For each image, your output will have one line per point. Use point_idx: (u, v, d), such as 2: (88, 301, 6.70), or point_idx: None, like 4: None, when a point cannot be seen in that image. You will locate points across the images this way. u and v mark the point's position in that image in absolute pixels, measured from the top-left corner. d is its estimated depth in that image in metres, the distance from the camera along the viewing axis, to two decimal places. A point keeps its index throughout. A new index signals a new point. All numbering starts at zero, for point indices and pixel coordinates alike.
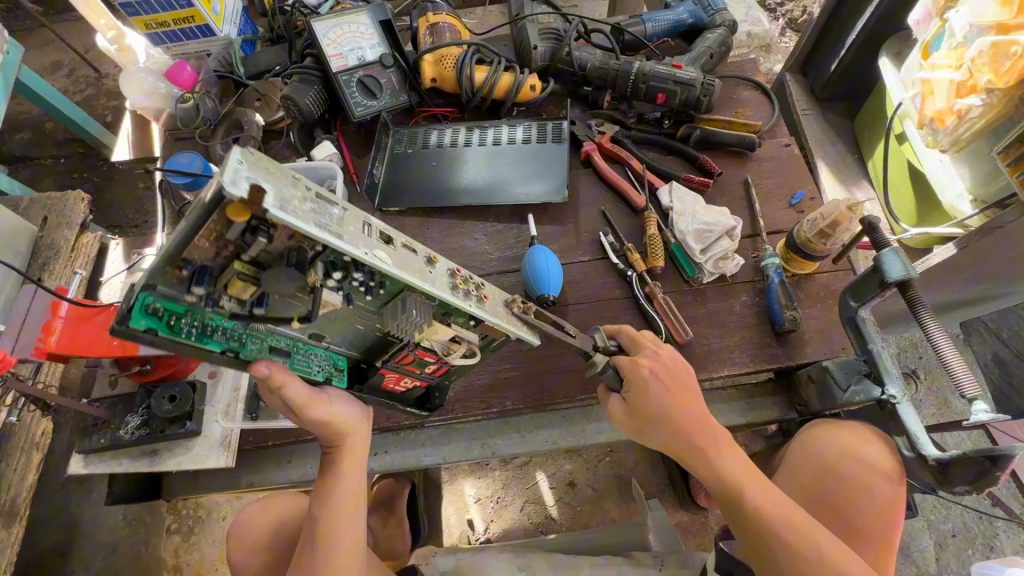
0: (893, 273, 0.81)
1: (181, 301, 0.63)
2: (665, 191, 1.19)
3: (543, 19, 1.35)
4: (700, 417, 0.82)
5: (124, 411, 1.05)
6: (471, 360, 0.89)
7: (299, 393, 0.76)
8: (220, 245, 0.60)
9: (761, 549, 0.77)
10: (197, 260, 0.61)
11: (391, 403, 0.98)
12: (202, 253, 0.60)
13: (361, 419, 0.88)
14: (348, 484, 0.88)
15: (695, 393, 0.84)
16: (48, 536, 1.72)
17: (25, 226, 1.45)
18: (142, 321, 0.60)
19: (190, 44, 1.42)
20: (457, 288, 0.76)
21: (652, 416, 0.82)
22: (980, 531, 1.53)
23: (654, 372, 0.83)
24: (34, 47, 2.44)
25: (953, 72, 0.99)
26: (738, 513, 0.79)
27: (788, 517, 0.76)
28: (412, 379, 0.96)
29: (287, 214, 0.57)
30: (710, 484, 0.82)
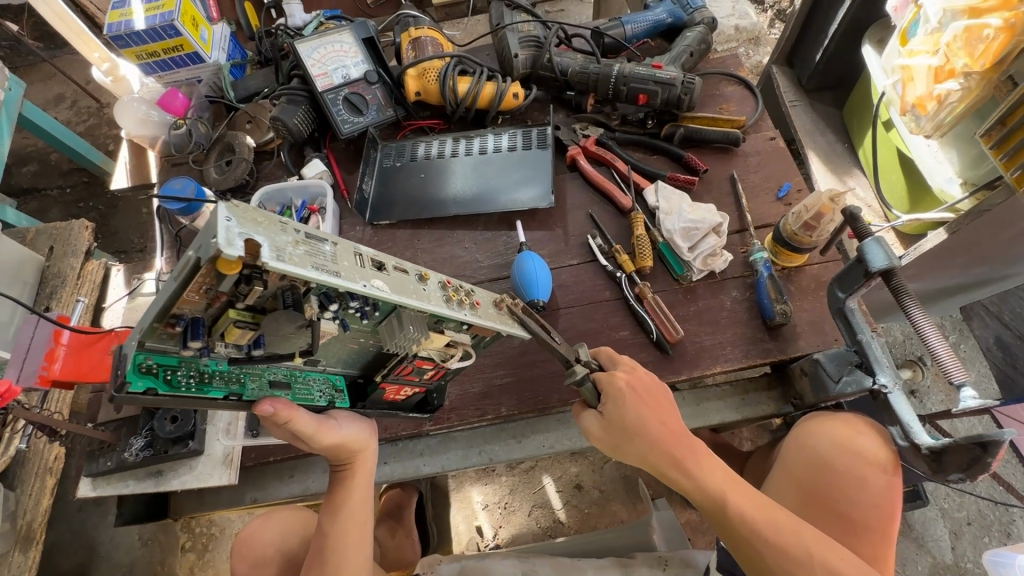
0: (876, 263, 0.81)
1: (174, 355, 0.68)
2: (651, 191, 1.19)
3: (523, 28, 1.36)
4: (675, 429, 0.83)
5: (128, 434, 1.07)
6: (467, 361, 0.90)
7: (307, 422, 0.79)
8: (210, 297, 0.62)
9: (750, 554, 0.78)
10: (189, 313, 0.63)
11: (393, 413, 1.00)
12: (192, 306, 0.62)
13: (368, 439, 0.89)
14: (356, 498, 0.90)
15: (669, 406, 0.85)
16: (68, 558, 1.76)
17: (32, 257, 1.50)
18: (139, 383, 0.65)
19: (181, 72, 1.46)
20: (451, 300, 0.77)
21: (628, 430, 0.83)
22: (995, 518, 1.50)
23: (630, 384, 0.84)
24: (37, 81, 2.51)
25: (930, 57, 0.99)
26: (725, 521, 0.79)
27: (773, 519, 0.77)
28: (411, 387, 0.96)
29: (285, 263, 0.58)
30: (694, 496, 0.82)
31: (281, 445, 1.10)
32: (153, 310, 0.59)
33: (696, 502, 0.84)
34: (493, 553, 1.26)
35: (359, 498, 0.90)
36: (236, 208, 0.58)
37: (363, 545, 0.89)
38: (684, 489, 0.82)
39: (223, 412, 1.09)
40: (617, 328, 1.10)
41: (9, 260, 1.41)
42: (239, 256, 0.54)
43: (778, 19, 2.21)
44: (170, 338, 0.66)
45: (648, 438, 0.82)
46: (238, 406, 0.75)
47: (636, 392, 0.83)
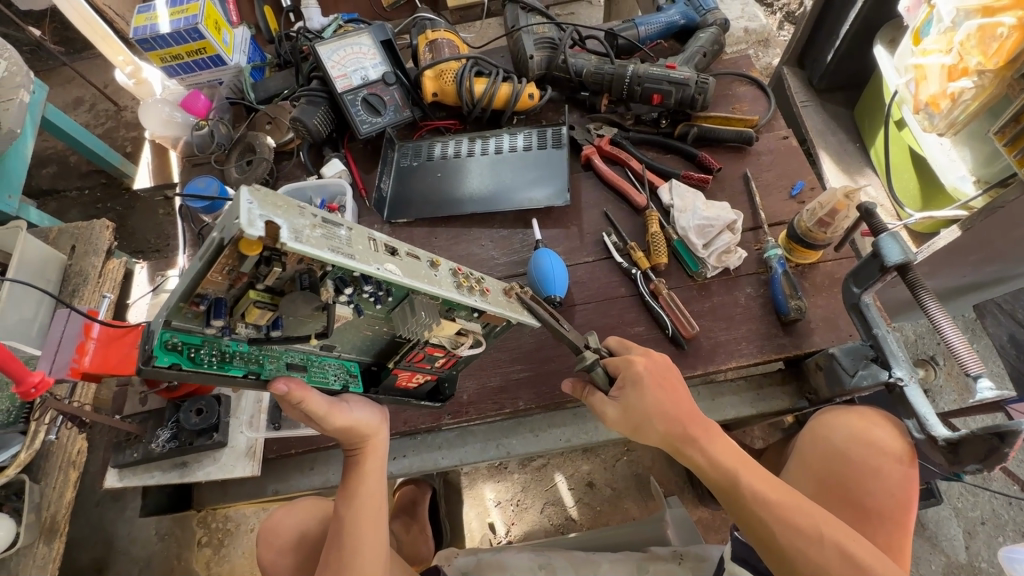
0: (892, 257, 0.82)
1: (198, 335, 0.71)
2: (666, 189, 1.21)
3: (538, 29, 1.38)
4: (689, 410, 0.85)
5: (154, 426, 1.09)
6: (478, 349, 0.91)
7: (319, 402, 0.80)
8: (233, 278, 0.65)
9: (762, 530, 0.78)
10: (212, 293, 0.66)
11: (406, 400, 1.02)
12: (216, 286, 0.65)
13: (380, 421, 0.91)
14: (370, 484, 0.91)
15: (683, 391, 0.87)
16: (87, 553, 1.79)
17: (56, 256, 1.53)
18: (165, 358, 0.68)
19: (203, 74, 1.49)
20: (461, 287, 0.79)
21: (646, 413, 0.84)
22: (1010, 517, 1.50)
23: (647, 367, 0.86)
24: (57, 85, 2.57)
25: (944, 56, 1.00)
26: (740, 502, 0.80)
27: (788, 503, 0.78)
28: (422, 374, 0.99)
29: (303, 245, 0.61)
30: (706, 474, 0.83)
31: (302, 437, 1.13)
32: (181, 287, 0.63)
33: (708, 481, 0.85)
34: (508, 547, 1.27)
35: (372, 483, 0.91)
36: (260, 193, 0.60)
37: (379, 531, 0.90)
38: (698, 467, 0.84)
39: (245, 406, 1.12)
40: (632, 324, 1.11)
41: (34, 258, 1.44)
42: (260, 237, 0.56)
43: (788, 21, 2.23)
44: (194, 318, 0.69)
45: (665, 420, 0.84)
46: (255, 384, 0.77)
47: (652, 375, 0.85)
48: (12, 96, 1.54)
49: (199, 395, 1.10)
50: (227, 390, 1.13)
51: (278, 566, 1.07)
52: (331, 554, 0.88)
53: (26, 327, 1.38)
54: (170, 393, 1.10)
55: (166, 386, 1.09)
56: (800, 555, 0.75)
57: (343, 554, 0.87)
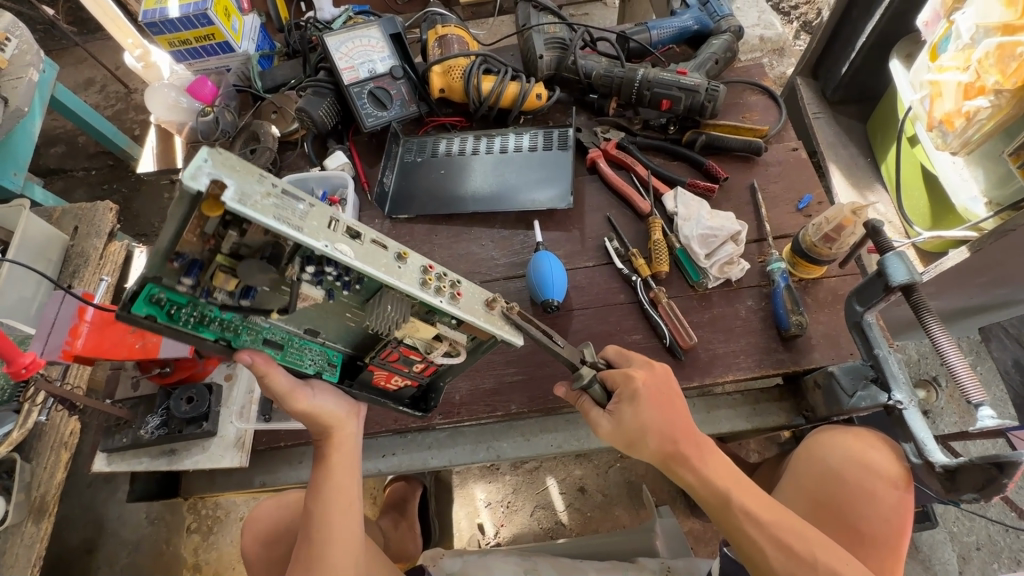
0: (897, 277, 0.81)
1: (184, 294, 0.67)
2: (670, 197, 1.19)
3: (549, 29, 1.36)
4: (687, 426, 0.84)
5: (144, 412, 1.09)
6: (455, 360, 0.89)
7: (282, 381, 0.80)
8: (204, 239, 0.63)
9: (754, 553, 0.77)
10: (189, 253, 0.64)
11: (382, 402, 1.00)
12: (192, 246, 0.63)
13: (350, 409, 0.91)
14: (337, 477, 0.90)
15: (679, 405, 0.85)
16: (77, 533, 1.80)
17: (58, 235, 1.53)
18: (142, 310, 0.64)
19: (211, 60, 1.48)
20: (428, 284, 0.76)
21: (642, 430, 0.83)
22: (1006, 544, 1.48)
23: (646, 385, 0.84)
24: (69, 65, 2.57)
25: (960, 74, 0.98)
26: (731, 520, 0.79)
27: (782, 521, 0.77)
28: (401, 377, 0.98)
29: (246, 209, 0.58)
30: (698, 492, 0.83)
31: (292, 430, 1.13)
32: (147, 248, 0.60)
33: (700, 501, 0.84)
34: (495, 550, 1.26)
35: (338, 475, 0.90)
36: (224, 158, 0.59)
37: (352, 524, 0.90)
38: (689, 485, 0.83)
39: (237, 396, 1.11)
40: (630, 332, 1.10)
41: (36, 238, 1.45)
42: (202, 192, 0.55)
43: (804, 31, 2.21)
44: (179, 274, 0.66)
45: (657, 440, 0.83)
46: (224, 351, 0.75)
47: (648, 392, 0.83)
48: (21, 74, 1.53)
49: (192, 381, 1.10)
50: (219, 379, 1.13)
51: (263, 556, 1.07)
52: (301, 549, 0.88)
53: (25, 306, 1.39)
54: (162, 378, 1.10)
55: (159, 372, 1.09)
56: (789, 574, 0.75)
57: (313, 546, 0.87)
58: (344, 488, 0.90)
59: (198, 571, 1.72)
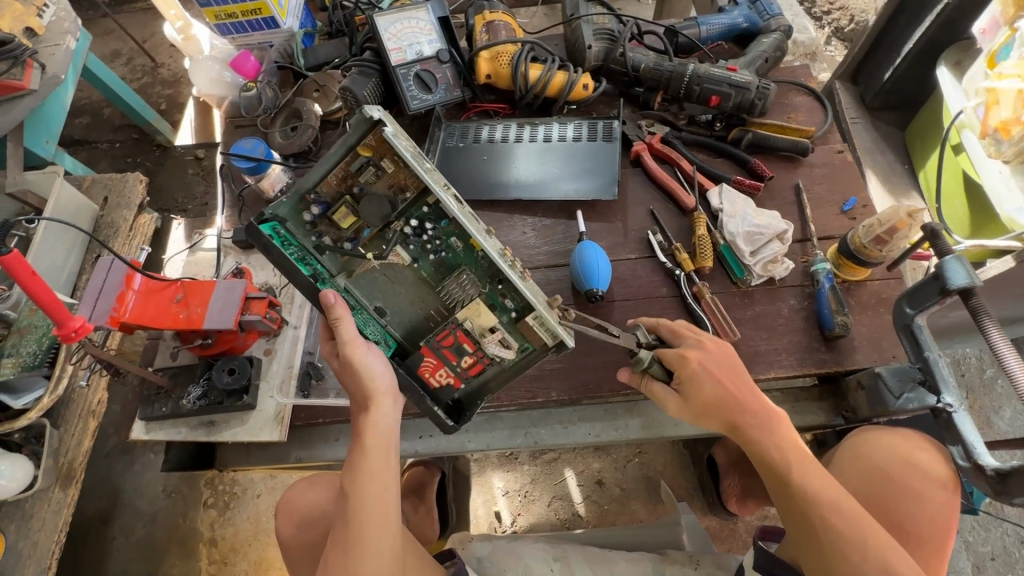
0: (956, 281, 0.80)
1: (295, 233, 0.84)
2: (715, 193, 1.19)
3: (598, 20, 1.36)
4: (753, 396, 0.86)
5: (185, 382, 1.10)
6: (506, 351, 0.87)
7: (348, 328, 0.84)
8: (343, 183, 0.83)
9: (802, 521, 0.78)
10: (323, 194, 0.83)
11: (419, 396, 0.90)
12: (329, 188, 0.83)
13: (390, 388, 0.85)
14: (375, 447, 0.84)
15: (745, 379, 0.87)
16: (93, 502, 1.80)
17: (89, 205, 1.53)
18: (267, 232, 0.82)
19: (255, 36, 1.47)
20: (506, 258, 0.83)
21: (702, 397, 0.86)
22: (1020, 555, 1.49)
23: (704, 364, 0.87)
24: (96, 36, 2.57)
25: (1021, 82, 0.98)
26: (784, 489, 0.80)
27: (837, 502, 0.77)
28: (447, 373, 0.90)
29: (398, 144, 0.77)
30: (755, 457, 0.85)
31: (330, 407, 1.13)
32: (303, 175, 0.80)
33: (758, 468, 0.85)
34: (521, 536, 1.27)
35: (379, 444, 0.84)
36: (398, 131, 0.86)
37: (387, 512, 0.83)
38: (748, 450, 0.85)
39: (277, 371, 1.12)
40: None
41: (69, 205, 1.44)
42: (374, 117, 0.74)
43: (836, 36, 2.20)
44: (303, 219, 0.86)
45: (717, 407, 0.86)
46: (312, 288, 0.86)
47: (711, 364, 0.87)
48: (59, 41, 1.51)
49: (232, 354, 1.10)
50: (259, 353, 1.14)
51: (297, 538, 1.09)
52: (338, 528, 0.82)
53: (56, 273, 1.39)
54: (204, 349, 1.08)
55: (200, 344, 1.07)
56: (837, 555, 0.75)
57: (346, 526, 0.81)
58: (374, 476, 0.83)
59: (213, 546, 1.73)
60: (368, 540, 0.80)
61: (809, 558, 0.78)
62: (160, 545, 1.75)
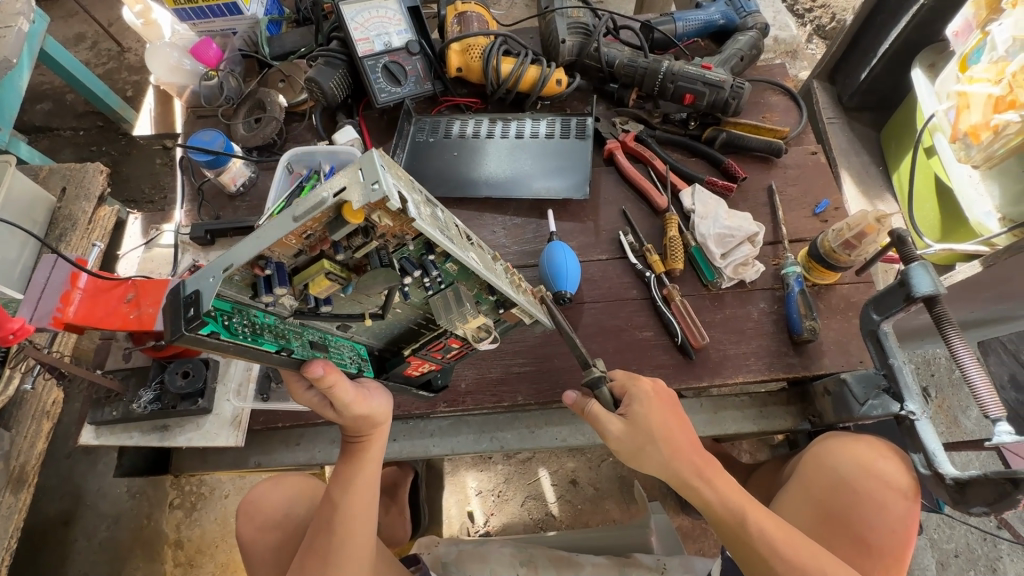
0: (921, 288, 0.79)
1: (230, 299, 0.65)
2: (688, 193, 1.17)
3: (573, 14, 1.33)
4: (695, 438, 0.86)
5: (137, 385, 1.05)
6: (495, 344, 0.88)
7: (346, 390, 0.78)
8: (309, 244, 0.61)
9: (766, 571, 0.78)
10: (276, 257, 0.62)
11: (407, 389, 0.97)
12: (284, 250, 0.61)
13: (385, 413, 0.86)
14: (369, 473, 0.89)
15: (685, 418, 0.88)
16: (54, 504, 1.74)
17: (44, 196, 1.46)
18: (206, 328, 0.61)
19: (217, 22, 1.40)
20: (514, 282, 0.86)
21: (652, 433, 0.84)
22: (983, 552, 1.51)
23: (654, 388, 0.88)
24: (58, 18, 2.46)
25: (992, 86, 0.98)
26: (744, 539, 0.80)
27: (788, 534, 0.79)
28: (429, 363, 0.94)
29: (423, 223, 0.61)
30: (710, 510, 0.83)
31: (290, 411, 1.10)
32: (254, 251, 0.57)
33: (712, 518, 0.84)
34: (490, 539, 1.26)
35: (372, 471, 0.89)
36: (355, 143, 1.22)
37: (369, 523, 0.88)
38: (705, 501, 0.83)
39: (234, 372, 1.08)
40: (639, 328, 1.09)
41: (21, 197, 1.37)
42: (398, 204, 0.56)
43: (817, 34, 2.19)
44: (240, 283, 0.63)
45: (673, 448, 0.84)
46: (286, 361, 0.71)
47: (659, 396, 0.87)
48: (10, 23, 1.43)
49: (187, 357, 1.06)
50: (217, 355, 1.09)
51: (258, 543, 1.05)
52: (320, 534, 0.86)
53: (9, 268, 1.32)
54: (157, 351, 1.04)
55: (152, 345, 1.03)
56: None
57: (331, 539, 0.85)
58: (359, 501, 0.87)
59: (179, 548, 1.69)
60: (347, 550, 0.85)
61: None
62: (123, 548, 1.69)
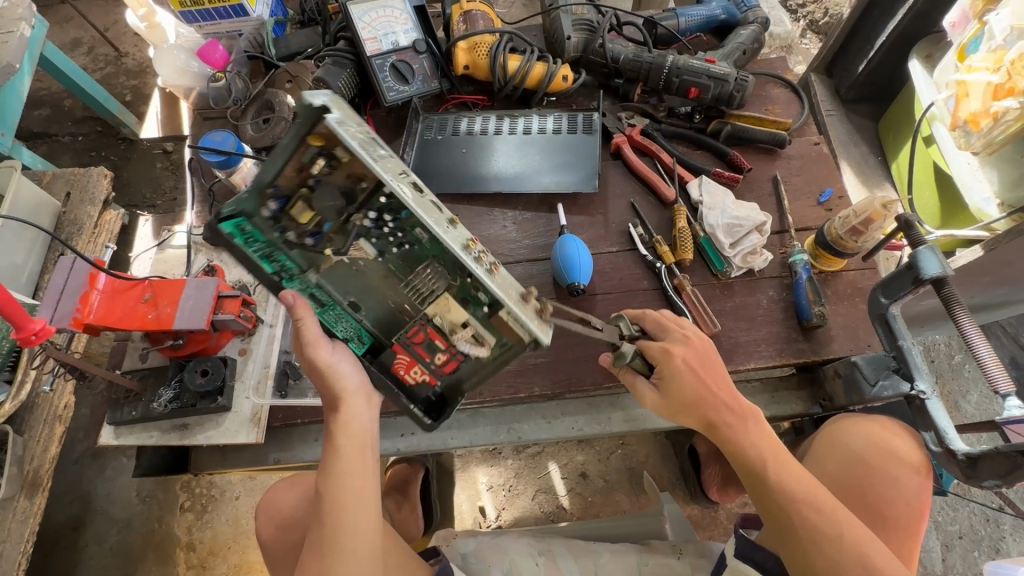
0: (929, 270, 0.82)
1: (265, 232, 0.74)
2: (695, 185, 1.19)
3: (577, 10, 1.35)
4: (729, 392, 0.86)
5: (155, 385, 1.06)
6: (478, 351, 0.79)
7: (313, 330, 0.80)
8: (301, 175, 0.70)
9: (786, 529, 0.79)
10: (284, 188, 0.71)
11: (393, 393, 0.86)
12: (288, 181, 0.70)
13: (359, 387, 0.84)
14: (345, 455, 0.82)
15: (723, 374, 0.87)
16: (63, 509, 1.74)
17: (50, 200, 1.46)
18: (227, 229, 0.71)
19: (223, 24, 1.41)
20: (469, 251, 0.72)
21: (685, 398, 0.86)
22: (986, 533, 1.54)
23: (686, 360, 0.86)
24: (54, 24, 2.45)
25: (991, 74, 1.00)
26: (763, 489, 0.81)
27: (809, 491, 0.79)
28: (420, 372, 0.83)
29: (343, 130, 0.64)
30: (734, 459, 0.85)
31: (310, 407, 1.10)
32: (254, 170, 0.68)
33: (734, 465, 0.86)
34: (506, 530, 1.27)
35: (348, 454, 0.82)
36: None
37: (362, 508, 0.82)
38: (728, 451, 0.85)
39: (252, 370, 1.09)
40: None
41: (28, 201, 1.37)
42: (312, 103, 0.62)
43: (811, 29, 2.21)
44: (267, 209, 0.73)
45: (698, 412, 0.86)
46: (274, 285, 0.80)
47: (690, 365, 0.86)
48: (12, 28, 1.43)
49: (206, 355, 1.07)
50: (234, 353, 1.11)
51: (279, 539, 1.06)
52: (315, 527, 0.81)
53: (17, 271, 1.33)
54: (175, 351, 1.05)
55: (170, 345, 1.03)
56: (821, 560, 0.76)
57: (322, 528, 0.80)
58: (343, 484, 0.81)
59: (191, 550, 1.69)
60: (346, 541, 0.79)
61: (792, 558, 0.79)
62: (135, 551, 1.69)
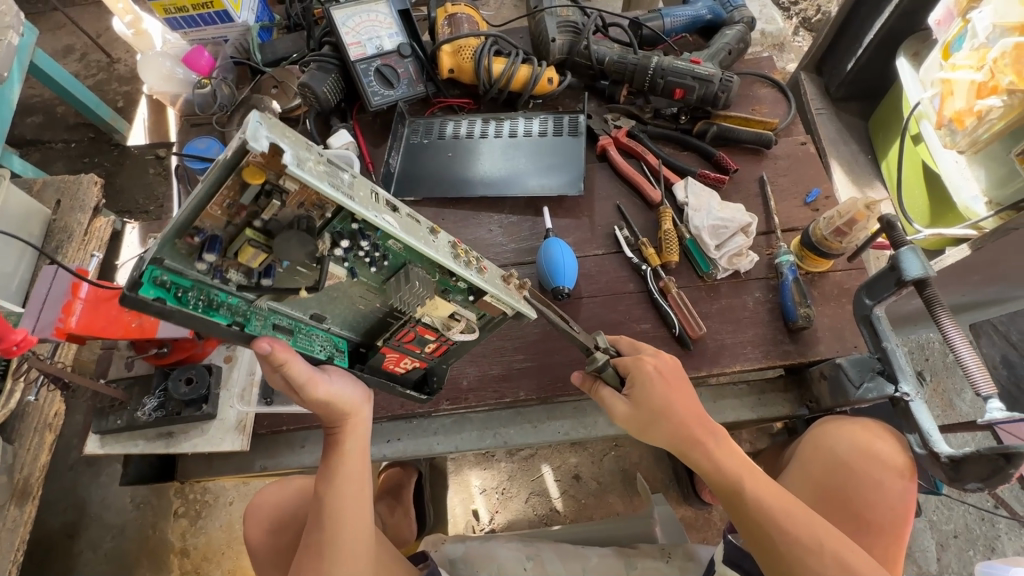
0: (911, 272, 0.81)
1: (189, 277, 0.64)
2: (680, 186, 1.19)
3: (562, 12, 1.34)
4: (697, 410, 0.86)
5: (140, 394, 1.06)
6: (469, 335, 0.88)
7: (300, 369, 0.75)
8: (232, 212, 0.62)
9: (767, 545, 0.78)
10: (209, 228, 0.62)
11: (391, 385, 0.97)
12: (213, 220, 0.62)
13: (363, 401, 0.85)
14: (351, 465, 0.85)
15: (689, 390, 0.88)
16: (58, 516, 1.74)
17: (39, 208, 1.46)
18: (150, 292, 0.62)
19: (208, 30, 1.41)
20: (457, 256, 0.76)
21: (656, 410, 0.85)
22: (981, 532, 1.53)
23: (657, 367, 0.87)
24: (47, 31, 2.46)
25: (975, 72, 0.99)
26: (740, 505, 0.81)
27: (784, 503, 0.80)
28: (411, 359, 0.94)
29: (304, 172, 0.59)
30: (708, 477, 0.85)
31: (294, 414, 1.12)
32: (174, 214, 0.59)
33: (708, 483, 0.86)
34: (496, 534, 1.27)
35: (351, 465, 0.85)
36: (349, 147, 1.23)
37: (361, 515, 0.86)
38: (703, 470, 0.84)
39: (237, 377, 1.09)
40: (638, 321, 1.10)
41: (16, 209, 1.37)
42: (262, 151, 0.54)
43: (803, 27, 2.19)
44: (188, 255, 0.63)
45: (673, 428, 0.85)
46: (238, 336, 0.72)
47: (661, 375, 0.87)
48: None
49: (191, 363, 1.06)
50: (219, 360, 1.10)
51: (268, 543, 1.06)
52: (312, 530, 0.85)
53: (7, 280, 1.33)
54: (160, 358, 1.05)
55: (156, 352, 1.04)
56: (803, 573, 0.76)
57: (321, 533, 0.84)
58: (344, 497, 0.84)
59: (186, 556, 1.69)
60: (342, 543, 0.84)
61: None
62: (129, 557, 1.69)
